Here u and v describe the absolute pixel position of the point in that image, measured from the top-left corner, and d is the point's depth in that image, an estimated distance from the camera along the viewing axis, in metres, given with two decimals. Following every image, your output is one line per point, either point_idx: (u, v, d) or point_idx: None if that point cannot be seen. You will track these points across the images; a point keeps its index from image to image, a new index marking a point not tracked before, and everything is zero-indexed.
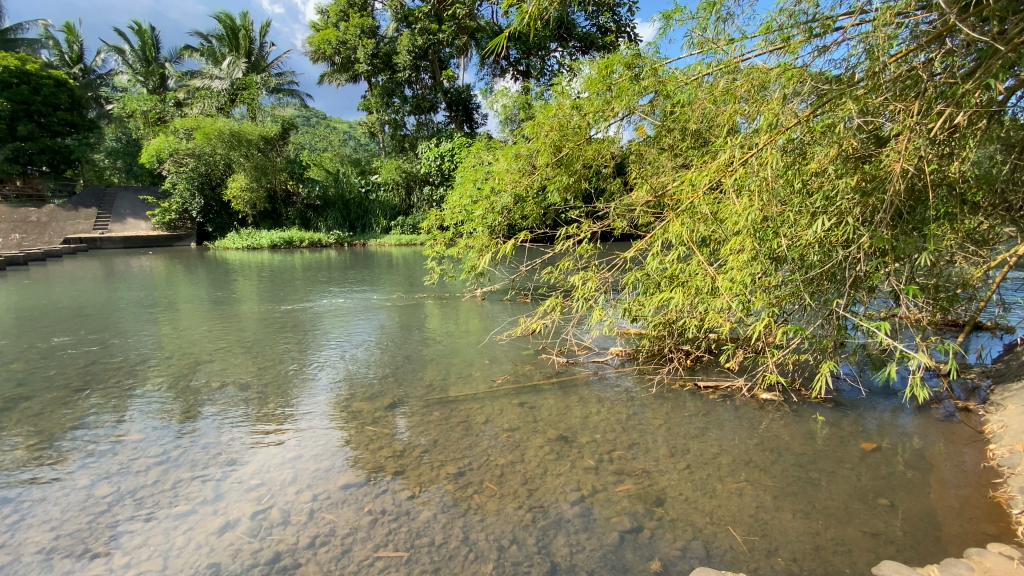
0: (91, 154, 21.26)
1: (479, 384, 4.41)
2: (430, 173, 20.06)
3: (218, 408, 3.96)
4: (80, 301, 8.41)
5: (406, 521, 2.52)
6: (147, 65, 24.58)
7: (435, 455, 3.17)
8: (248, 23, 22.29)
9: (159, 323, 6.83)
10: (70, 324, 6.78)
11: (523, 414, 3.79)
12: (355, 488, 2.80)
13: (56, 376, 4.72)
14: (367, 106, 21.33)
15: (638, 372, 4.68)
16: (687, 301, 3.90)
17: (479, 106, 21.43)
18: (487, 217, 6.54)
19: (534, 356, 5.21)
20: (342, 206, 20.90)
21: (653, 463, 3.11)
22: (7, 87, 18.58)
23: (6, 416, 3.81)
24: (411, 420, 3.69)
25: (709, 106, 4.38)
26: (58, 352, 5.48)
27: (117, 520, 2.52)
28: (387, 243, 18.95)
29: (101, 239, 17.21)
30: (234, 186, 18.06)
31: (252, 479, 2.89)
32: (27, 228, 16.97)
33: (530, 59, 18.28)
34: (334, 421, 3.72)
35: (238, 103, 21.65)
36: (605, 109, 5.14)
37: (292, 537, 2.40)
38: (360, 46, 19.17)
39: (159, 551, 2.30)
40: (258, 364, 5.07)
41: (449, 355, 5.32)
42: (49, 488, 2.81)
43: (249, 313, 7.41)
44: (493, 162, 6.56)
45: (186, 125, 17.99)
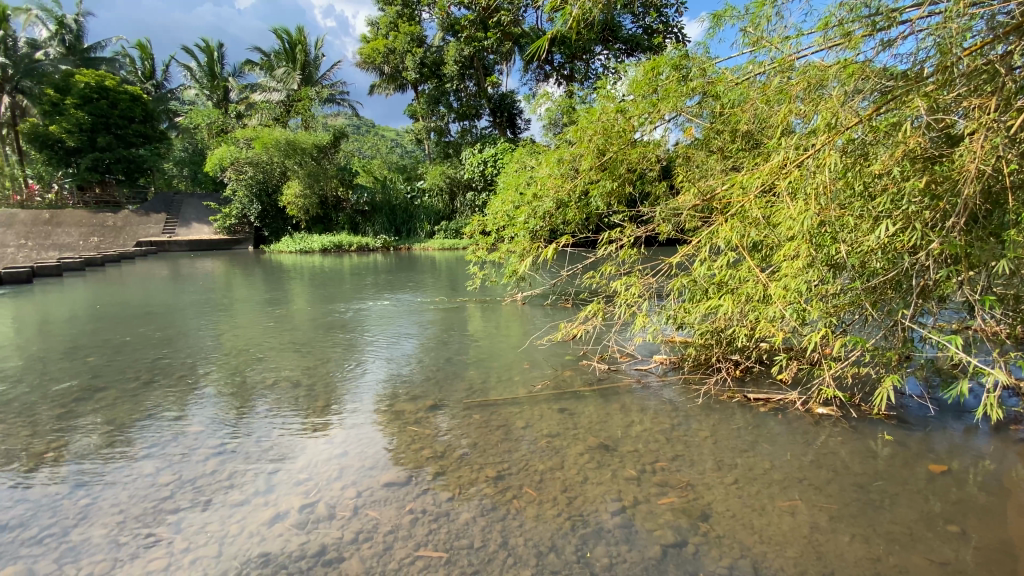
0: (162, 163, 22.92)
1: (518, 388, 4.40)
2: (473, 178, 20.59)
3: (269, 404, 4.13)
4: (148, 300, 8.97)
5: (446, 522, 2.54)
6: (212, 80, 26.37)
7: (475, 457, 3.19)
8: (303, 37, 23.58)
9: (218, 322, 7.21)
10: (139, 322, 7.28)
11: (563, 420, 3.76)
12: (397, 487, 2.85)
13: (127, 369, 5.09)
14: (413, 113, 21.98)
15: (683, 382, 4.54)
16: (737, 309, 3.75)
17: (522, 111, 21.67)
18: (530, 222, 6.41)
19: (574, 363, 5.13)
20: (388, 212, 21.32)
21: (698, 476, 3.01)
22: (89, 102, 20.31)
23: (84, 405, 4.14)
24: (453, 421, 3.74)
25: (762, 106, 4.18)
26: (128, 348, 5.88)
27: (177, 506, 2.68)
28: (431, 247, 19.40)
29: (170, 243, 18.49)
30: (289, 194, 18.99)
31: (302, 473, 3.00)
32: (105, 231, 18.41)
33: (574, 64, 18.36)
34: (379, 419, 3.82)
35: (293, 114, 22.88)
36: (650, 112, 5.02)
37: (337, 532, 2.47)
38: (409, 54, 19.80)
39: (216, 538, 2.42)
40: (307, 363, 5.27)
41: (488, 359, 5.34)
42: (118, 473, 3.02)
43: (301, 314, 7.73)
44: (535, 167, 6.55)
45: (247, 135, 19.19)
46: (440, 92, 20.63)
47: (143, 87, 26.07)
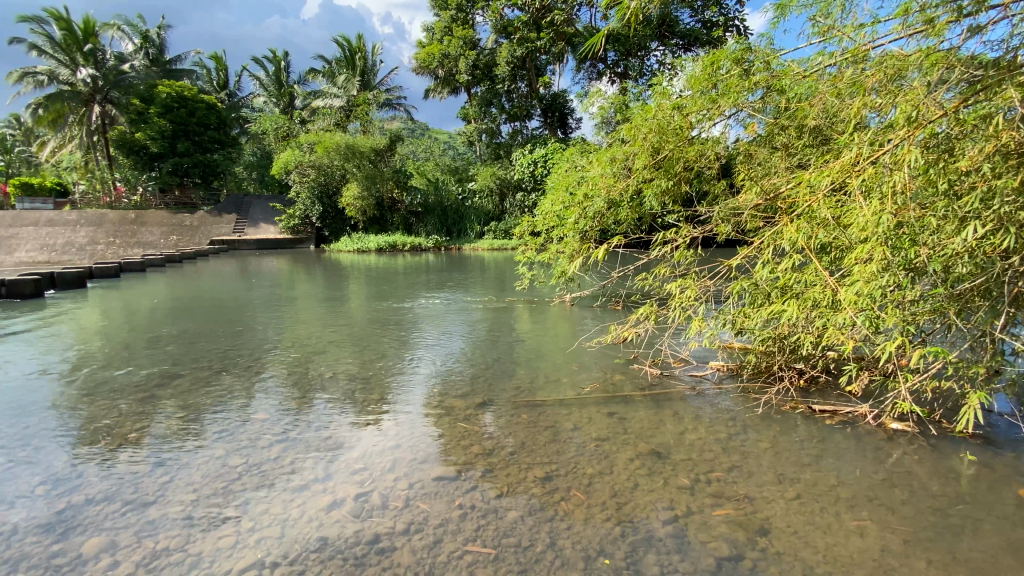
0: (233, 167, 24.51)
1: (567, 390, 4.37)
2: (523, 179, 20.70)
3: (327, 396, 4.32)
4: (220, 295, 9.60)
5: (494, 519, 2.56)
6: (279, 88, 27.98)
7: (523, 456, 3.20)
8: (363, 44, 24.55)
9: (282, 317, 7.62)
10: (212, 315, 7.82)
11: (613, 424, 3.70)
12: (447, 481, 2.91)
13: (201, 358, 5.48)
14: (466, 116, 22.35)
15: (741, 390, 4.36)
16: (802, 315, 3.55)
17: (574, 111, 21.53)
18: (580, 222, 6.32)
19: (624, 366, 5.03)
20: (440, 213, 21.81)
21: (756, 488, 2.87)
22: (171, 111, 22.04)
23: (164, 390, 4.49)
24: (501, 420, 3.77)
25: (832, 99, 3.92)
26: (202, 338, 6.33)
27: (243, 488, 2.85)
28: (480, 248, 19.67)
29: (239, 241, 19.75)
30: (347, 196, 19.79)
31: (357, 463, 3.12)
32: (183, 231, 19.90)
33: (629, 61, 18.03)
34: (429, 414, 3.90)
35: (352, 119, 23.85)
36: (710, 108, 4.80)
37: (390, 521, 2.54)
38: (462, 57, 20.15)
39: (279, 520, 2.55)
40: (362, 358, 5.47)
41: (537, 359, 5.33)
42: (192, 455, 3.24)
43: (357, 311, 8.04)
44: (587, 167, 6.47)
45: (310, 140, 20.17)
46: (492, 94, 20.86)
47: (218, 97, 28.02)
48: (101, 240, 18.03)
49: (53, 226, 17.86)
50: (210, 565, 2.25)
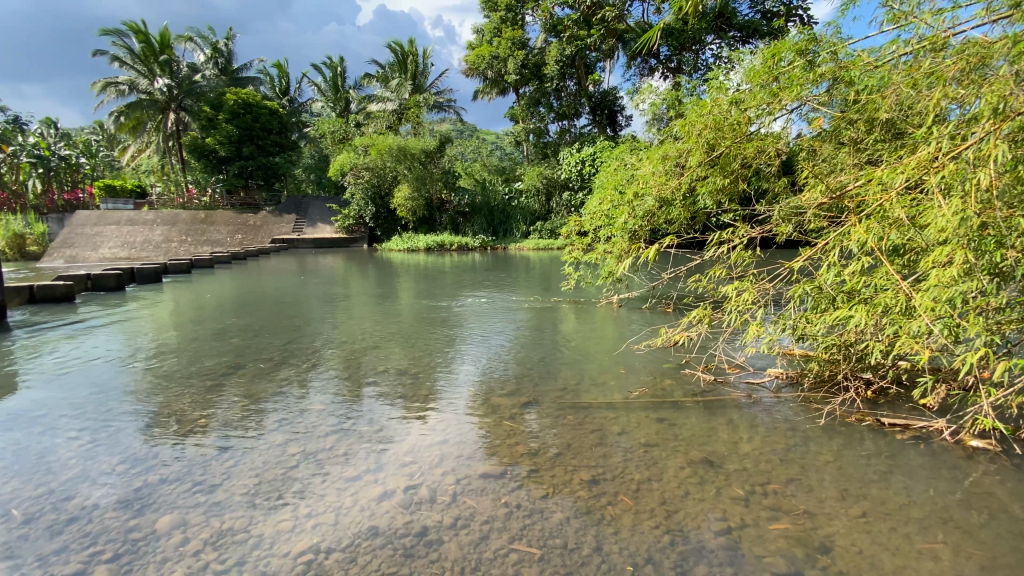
0: (293, 169, 25.76)
1: (614, 393, 4.30)
2: (570, 178, 20.58)
3: (377, 390, 4.46)
4: (280, 291, 10.12)
5: (540, 519, 2.56)
6: (336, 93, 29.18)
7: (569, 458, 3.18)
8: (415, 48, 25.19)
9: (336, 313, 7.94)
10: (273, 310, 8.25)
11: (662, 429, 3.61)
12: (493, 479, 2.93)
13: (262, 351, 5.80)
14: (514, 115, 22.47)
15: (801, 400, 4.13)
16: (871, 321, 3.31)
17: (624, 108, 21.18)
18: (629, 222, 6.19)
19: (675, 371, 4.89)
20: (487, 212, 22.02)
21: (817, 504, 2.72)
22: (237, 117, 23.45)
23: (229, 380, 4.79)
24: (547, 421, 3.76)
25: (907, 91, 3.65)
26: (263, 332, 6.69)
27: (300, 475, 2.99)
28: (526, 247, 19.72)
29: (297, 240, 20.74)
30: (399, 197, 20.38)
31: (406, 456, 3.20)
32: (247, 230, 21.12)
33: (682, 56, 17.55)
34: (474, 412, 3.95)
35: (404, 121, 24.52)
36: (770, 103, 4.59)
37: (438, 515, 2.59)
38: (511, 58, 20.28)
39: (333, 508, 2.66)
40: (410, 354, 5.61)
41: (583, 360, 5.28)
42: (254, 441, 3.43)
43: (406, 308, 8.25)
44: (637, 165, 6.34)
45: (364, 143, 20.90)
46: (540, 93, 20.81)
47: (280, 103, 29.55)
48: (174, 238, 19.44)
49: (133, 225, 19.41)
50: (270, 546, 2.37)
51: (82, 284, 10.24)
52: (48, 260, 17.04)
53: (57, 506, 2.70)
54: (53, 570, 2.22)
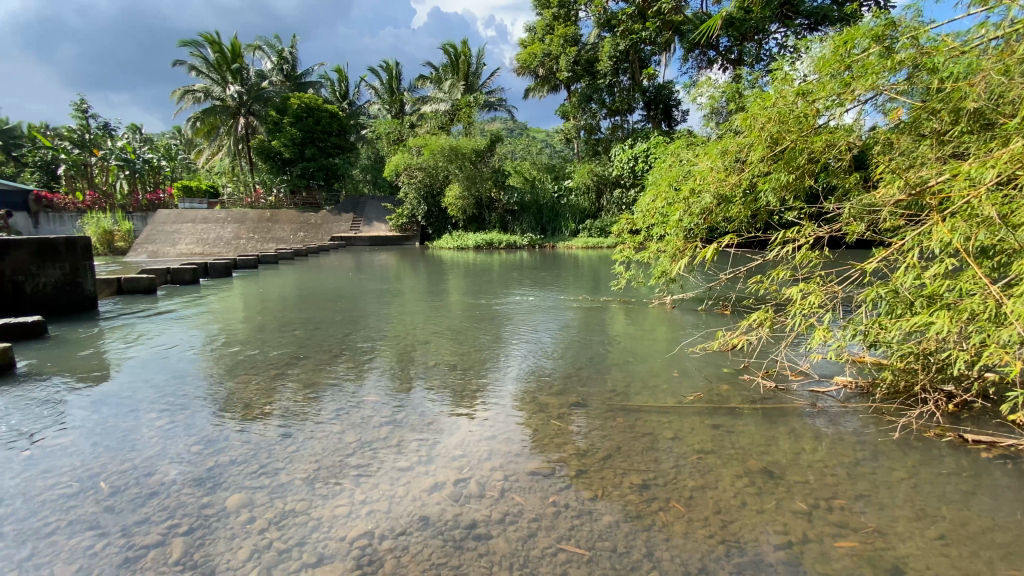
0: (351, 170, 26.81)
1: (666, 397, 4.19)
2: (622, 175, 20.23)
3: (427, 384, 4.56)
4: (337, 286, 10.56)
5: (589, 521, 2.54)
6: (392, 95, 30.14)
7: (619, 461, 3.13)
8: (467, 48, 25.56)
9: (388, 308, 8.19)
10: (331, 304, 8.62)
11: (717, 436, 3.48)
12: (541, 477, 2.93)
13: (321, 343, 6.08)
14: (565, 113, 22.34)
15: (872, 411, 3.86)
16: (955, 328, 3.03)
17: (680, 103, 20.57)
18: (684, 220, 6.00)
19: (732, 376, 4.70)
20: (536, 211, 22.03)
21: (887, 522, 2.54)
22: (301, 120, 24.67)
23: (291, 370, 5.05)
24: (596, 422, 3.71)
25: (999, 77, 3.32)
26: (322, 325, 7.01)
27: (356, 463, 3.11)
28: (575, 246, 19.57)
29: (354, 238, 21.58)
30: (450, 196, 20.74)
31: (456, 450, 3.26)
32: (307, 228, 22.21)
33: (744, 46, 16.83)
34: (522, 409, 3.96)
35: (456, 121, 24.94)
36: (841, 93, 4.31)
37: (486, 510, 2.62)
38: (564, 55, 20.17)
39: (386, 496, 2.75)
40: (459, 350, 5.70)
41: (634, 362, 5.17)
42: (313, 429, 3.60)
43: (455, 305, 8.38)
44: (694, 161, 6.13)
45: (417, 143, 21.44)
46: (592, 89, 20.51)
47: (340, 106, 30.85)
48: (243, 235, 20.72)
49: (207, 223, 20.83)
50: (328, 529, 2.48)
51: (162, 277, 11.13)
52: (134, 256, 18.59)
53: (141, 480, 2.94)
54: (137, 539, 2.42)
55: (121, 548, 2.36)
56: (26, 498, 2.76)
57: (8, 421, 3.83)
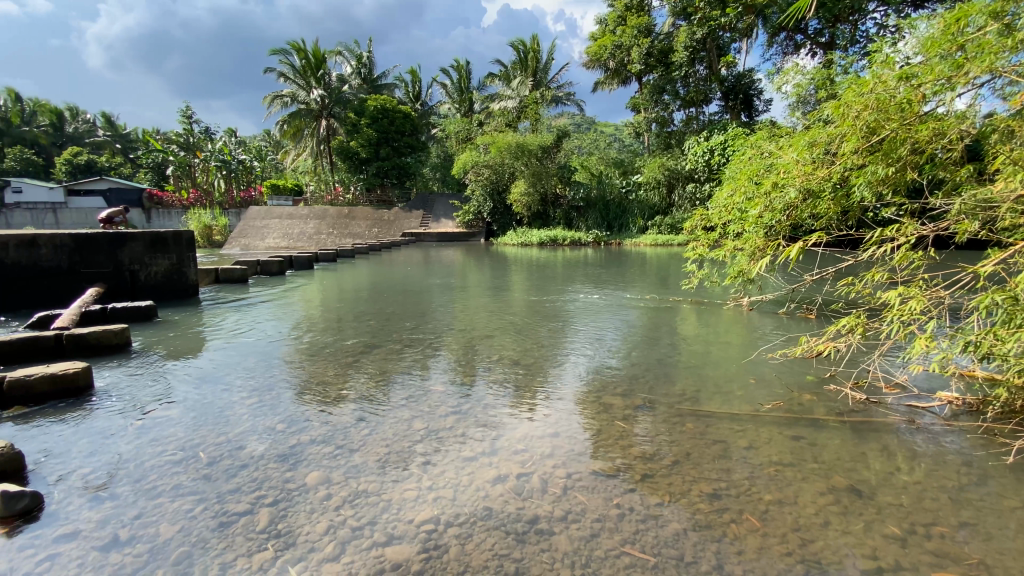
0: (421, 168, 27.76)
1: (740, 404, 3.97)
2: (696, 169, 19.42)
3: (490, 378, 4.62)
4: (407, 281, 10.97)
5: (654, 527, 2.46)
6: (461, 95, 30.88)
7: (687, 467, 3.01)
8: (537, 45, 25.61)
9: (454, 303, 8.39)
10: (402, 297, 8.98)
11: (796, 448, 3.25)
12: (605, 478, 2.88)
13: (392, 333, 6.35)
14: (636, 106, 21.75)
15: (983, 431, 3.44)
16: None
17: (761, 92, 19.38)
18: (765, 217, 5.65)
19: (816, 386, 4.36)
20: (603, 207, 21.66)
21: (1001, 557, 2.25)
22: (376, 121, 25.87)
23: (365, 358, 5.33)
24: (662, 425, 3.60)
25: None
26: (392, 317, 7.31)
27: (423, 450, 3.22)
28: (643, 243, 19.05)
29: (423, 234, 22.32)
30: (515, 192, 20.85)
31: (519, 444, 3.28)
32: (381, 224, 23.26)
33: (836, 28, 15.57)
34: (585, 408, 3.92)
35: (523, 118, 25.08)
36: (951, 76, 3.89)
37: (549, 506, 2.62)
38: (636, 46, 19.66)
39: (452, 484, 2.83)
40: (522, 346, 5.73)
41: (705, 366, 4.95)
42: (383, 415, 3.77)
43: (519, 301, 8.44)
44: (777, 154, 5.74)
45: (485, 141, 21.77)
46: (665, 81, 19.81)
47: (412, 106, 32.04)
48: (323, 230, 22.11)
49: (292, 219, 22.38)
50: (397, 512, 2.59)
51: (253, 268, 12.13)
52: (229, 249, 20.41)
53: (233, 453, 3.22)
54: (230, 506, 2.66)
55: (216, 513, 2.60)
56: (140, 462, 3.12)
57: (127, 393, 4.34)
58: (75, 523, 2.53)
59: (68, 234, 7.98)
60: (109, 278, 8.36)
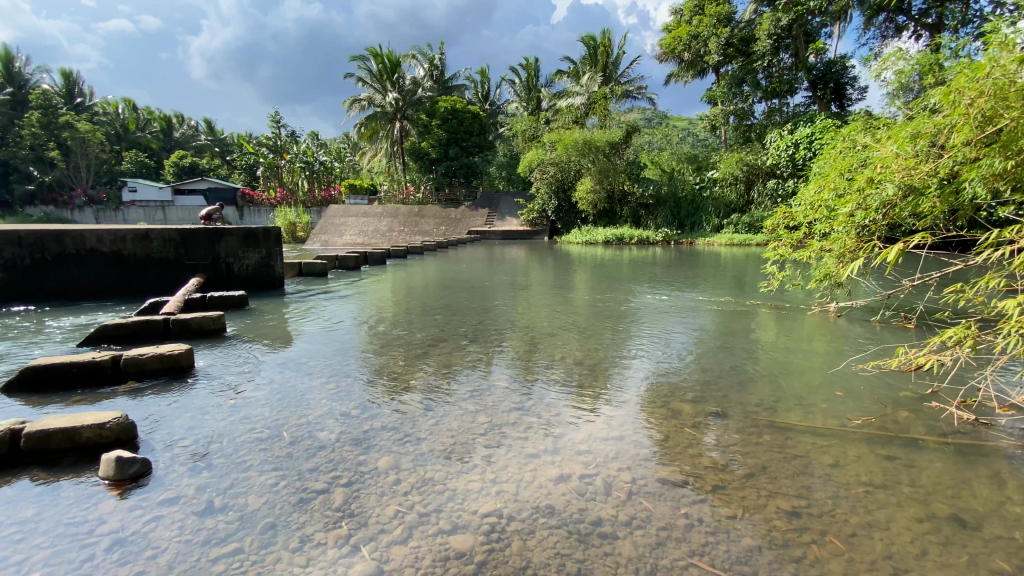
0: (488, 167, 28.18)
1: (824, 418, 3.68)
2: (778, 164, 18.19)
3: (552, 377, 4.59)
4: (473, 277, 11.18)
5: (725, 540, 2.34)
6: (529, 93, 30.99)
7: (762, 481, 2.84)
8: (607, 39, 25.18)
9: (518, 300, 8.44)
10: (467, 293, 9.16)
11: (889, 469, 2.97)
12: (672, 485, 2.78)
13: (459, 329, 6.50)
14: (712, 99, 20.72)
15: None
16: None
17: (855, 79, 17.82)
18: (857, 215, 5.17)
19: (914, 402, 3.95)
20: (673, 204, 20.88)
21: None
22: (447, 121, 26.59)
23: (434, 351, 5.50)
24: (736, 435, 3.41)
25: None
26: (458, 313, 7.47)
27: (487, 444, 3.27)
28: (717, 242, 18.17)
29: (489, 232, 22.62)
30: (581, 189, 20.60)
31: (582, 445, 3.25)
32: (448, 222, 23.83)
33: (947, 6, 13.99)
34: (651, 413, 3.80)
35: (592, 115, 24.73)
36: None
37: (612, 510, 2.57)
38: (714, 37, 18.79)
39: (514, 479, 2.85)
40: (585, 346, 5.65)
41: (784, 375, 4.63)
42: (450, 407, 3.87)
43: (583, 301, 8.33)
44: (873, 147, 5.22)
45: (553, 138, 21.67)
46: (746, 71, 18.70)
47: (481, 106, 32.61)
48: (395, 228, 23.08)
49: (367, 216, 23.52)
50: (461, 502, 2.65)
51: (331, 263, 12.90)
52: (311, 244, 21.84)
53: (312, 434, 3.44)
54: (309, 483, 2.85)
55: (297, 489, 2.79)
56: (232, 437, 3.41)
57: (222, 374, 4.77)
58: (176, 489, 2.81)
59: (175, 229, 8.89)
60: (208, 269, 9.22)
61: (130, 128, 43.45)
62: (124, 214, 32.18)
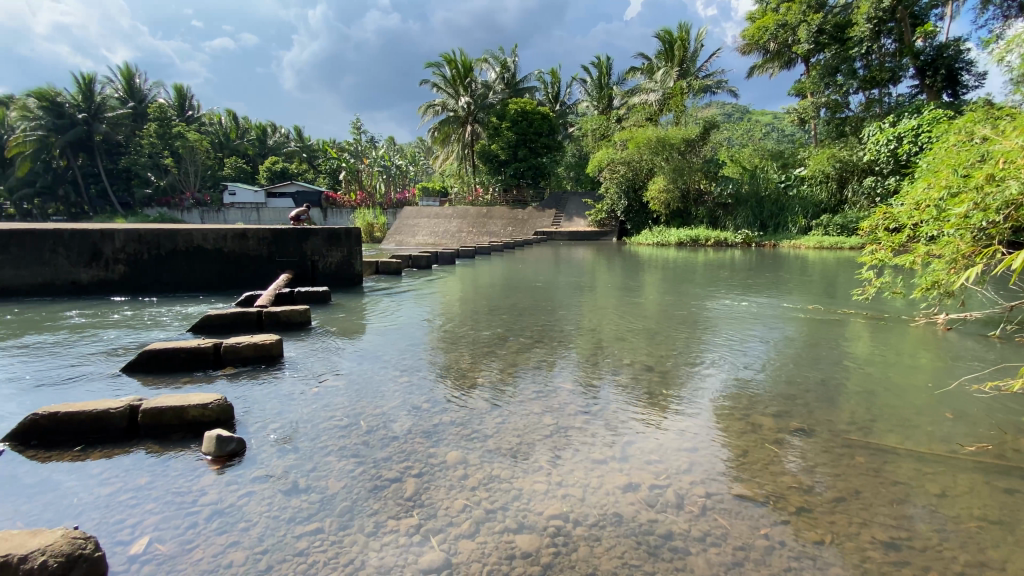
0: (556, 168, 28.12)
1: (929, 442, 3.31)
2: (877, 160, 16.56)
3: (618, 382, 4.49)
4: (539, 278, 11.22)
5: (811, 567, 2.17)
6: (600, 91, 30.50)
7: (855, 506, 2.60)
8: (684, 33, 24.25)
9: (584, 302, 8.35)
10: (532, 294, 9.21)
11: (1011, 504, 2.60)
12: (751, 503, 2.62)
13: (525, 329, 6.53)
14: (801, 91, 19.25)
15: None
16: None
17: (973, 64, 15.93)
18: (973, 217, 4.57)
19: None
20: (754, 204, 19.69)
21: None
22: (518, 122, 26.84)
23: (501, 349, 5.57)
24: (823, 454, 3.15)
25: None
26: (524, 313, 7.52)
27: (553, 446, 3.25)
28: (803, 245, 16.96)
29: (556, 232, 22.57)
30: (653, 189, 19.95)
31: (652, 454, 3.14)
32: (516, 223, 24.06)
33: None
34: (727, 425, 3.60)
35: (666, 112, 23.92)
36: None
37: (684, 524, 2.47)
38: (804, 24, 17.52)
39: (581, 483, 2.82)
40: (654, 351, 5.46)
41: (881, 392, 4.21)
42: (516, 406, 3.90)
43: (653, 304, 8.07)
44: (993, 139, 4.58)
45: (624, 137, 21.14)
46: (840, 60, 17.17)
47: (551, 106, 32.60)
48: (465, 228, 23.66)
49: (438, 217, 24.28)
50: (528, 502, 2.66)
51: (404, 261, 13.44)
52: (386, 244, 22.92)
53: (385, 425, 3.60)
54: (383, 471, 2.98)
55: (372, 476, 2.93)
56: (314, 424, 3.65)
57: (306, 364, 5.13)
58: (266, 468, 3.05)
59: (268, 229, 9.71)
60: (295, 266, 9.95)
61: (231, 136, 47.86)
62: (224, 215, 35.48)
